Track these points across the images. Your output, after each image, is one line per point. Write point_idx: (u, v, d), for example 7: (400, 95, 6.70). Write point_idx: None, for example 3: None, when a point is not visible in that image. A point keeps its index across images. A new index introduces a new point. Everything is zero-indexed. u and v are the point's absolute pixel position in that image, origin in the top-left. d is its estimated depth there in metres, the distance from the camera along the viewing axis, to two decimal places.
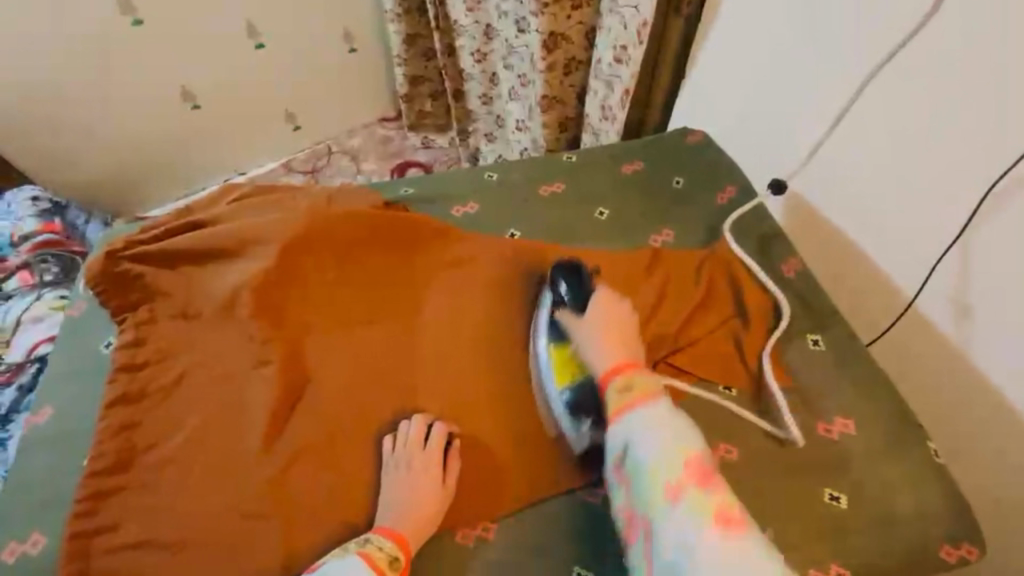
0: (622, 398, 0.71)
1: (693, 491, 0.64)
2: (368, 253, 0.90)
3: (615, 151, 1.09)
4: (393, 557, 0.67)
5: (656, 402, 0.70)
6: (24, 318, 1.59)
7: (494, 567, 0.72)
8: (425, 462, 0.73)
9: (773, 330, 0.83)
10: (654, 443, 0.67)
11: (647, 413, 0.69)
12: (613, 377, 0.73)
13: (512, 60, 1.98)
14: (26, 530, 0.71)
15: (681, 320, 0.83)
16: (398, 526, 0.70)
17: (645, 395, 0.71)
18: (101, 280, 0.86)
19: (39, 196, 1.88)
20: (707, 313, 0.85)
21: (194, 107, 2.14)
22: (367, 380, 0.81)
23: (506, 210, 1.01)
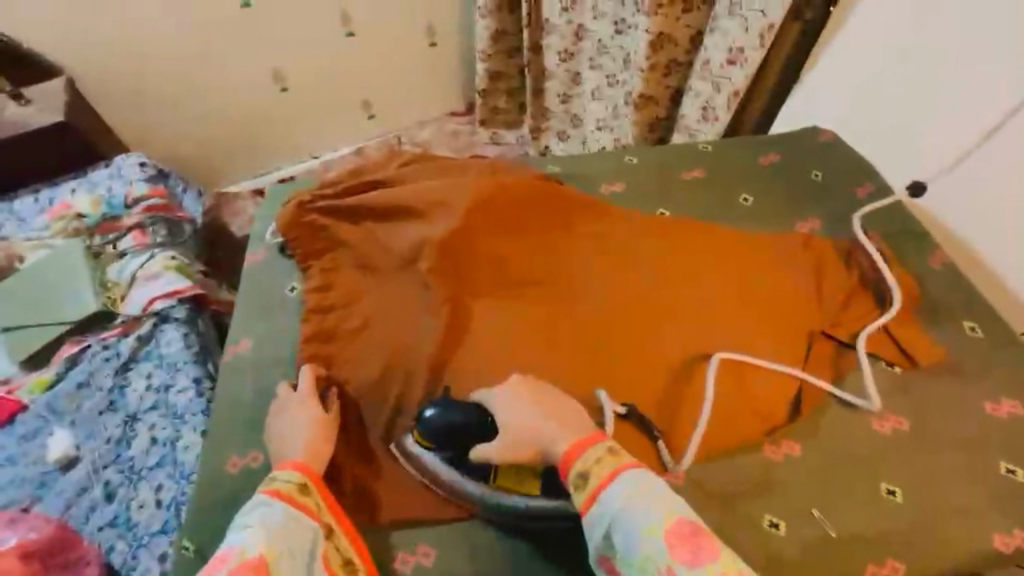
0: (584, 490, 0.64)
1: (686, 568, 0.56)
2: (544, 210, 0.97)
3: (751, 144, 1.15)
4: (299, 484, 0.70)
5: (616, 480, 0.63)
6: (140, 275, 1.66)
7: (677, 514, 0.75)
8: (301, 403, 0.78)
9: (855, 337, 0.85)
10: (633, 522, 0.59)
11: (617, 491, 0.62)
12: (569, 466, 0.66)
13: (602, 59, 2.05)
14: (243, 446, 0.79)
15: (785, 306, 0.88)
16: (298, 458, 0.73)
17: (604, 477, 0.63)
18: (291, 229, 0.94)
19: (146, 162, 1.96)
20: (815, 314, 0.87)
21: (283, 89, 2.33)
22: (533, 340, 0.85)
23: (652, 191, 1.07)
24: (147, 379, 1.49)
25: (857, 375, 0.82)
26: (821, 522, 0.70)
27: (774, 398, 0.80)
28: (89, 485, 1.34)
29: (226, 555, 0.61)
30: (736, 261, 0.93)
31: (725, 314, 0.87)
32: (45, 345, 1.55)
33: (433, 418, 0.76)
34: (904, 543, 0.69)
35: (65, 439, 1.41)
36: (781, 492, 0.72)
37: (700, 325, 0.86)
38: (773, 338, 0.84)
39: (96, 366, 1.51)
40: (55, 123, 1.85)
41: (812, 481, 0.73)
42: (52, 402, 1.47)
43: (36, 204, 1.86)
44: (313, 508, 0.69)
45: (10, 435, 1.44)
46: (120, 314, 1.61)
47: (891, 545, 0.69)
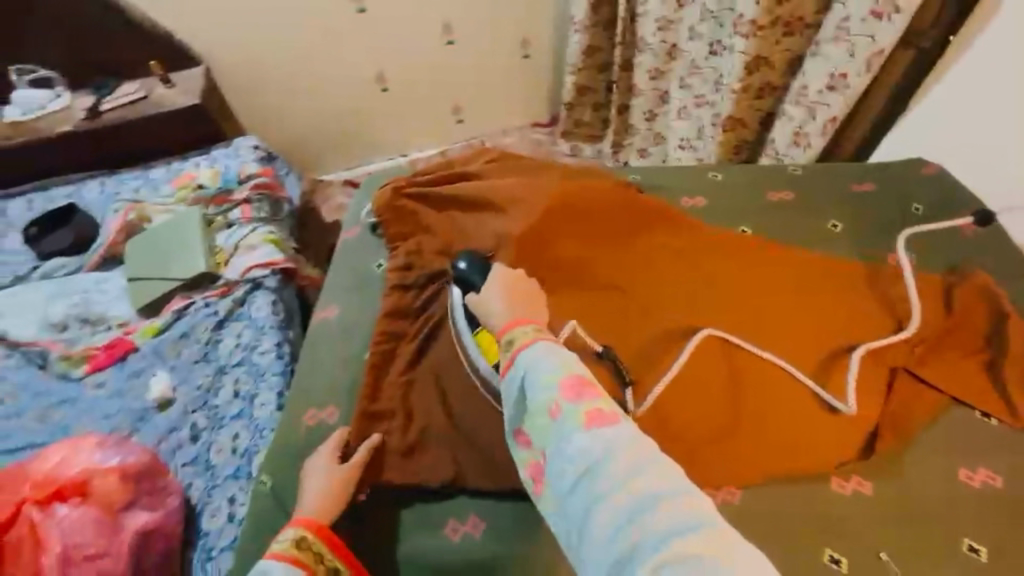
0: (508, 351, 0.66)
1: (568, 403, 0.59)
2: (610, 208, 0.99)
3: (846, 170, 1.10)
4: (298, 537, 0.68)
5: (533, 340, 0.65)
6: (241, 244, 1.84)
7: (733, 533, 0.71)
8: (323, 452, 0.78)
9: (853, 347, 0.81)
10: (536, 370, 0.62)
11: (531, 349, 0.64)
12: (503, 332, 0.69)
13: (694, 79, 2.03)
14: (321, 400, 0.86)
15: (794, 308, 0.86)
16: (306, 510, 0.71)
17: (526, 339, 0.65)
18: (385, 211, 1.02)
19: (258, 145, 2.19)
20: (822, 322, 0.85)
21: (384, 90, 2.50)
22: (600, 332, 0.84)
23: (734, 208, 1.06)
24: (237, 337, 1.64)
25: (843, 381, 0.78)
26: (889, 566, 0.66)
27: (766, 394, 0.77)
28: (179, 425, 1.49)
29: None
30: (816, 284, 0.90)
31: (728, 308, 0.87)
32: (160, 297, 1.75)
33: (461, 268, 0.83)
34: None
35: (165, 381, 1.58)
36: (845, 527, 0.68)
37: (698, 314, 0.86)
38: (772, 337, 0.83)
39: (196, 320, 1.69)
40: (192, 105, 2.11)
41: (884, 523, 0.69)
42: (158, 346, 1.66)
43: (166, 174, 2.12)
44: (309, 564, 0.66)
45: (121, 371, 1.64)
46: (223, 276, 1.79)
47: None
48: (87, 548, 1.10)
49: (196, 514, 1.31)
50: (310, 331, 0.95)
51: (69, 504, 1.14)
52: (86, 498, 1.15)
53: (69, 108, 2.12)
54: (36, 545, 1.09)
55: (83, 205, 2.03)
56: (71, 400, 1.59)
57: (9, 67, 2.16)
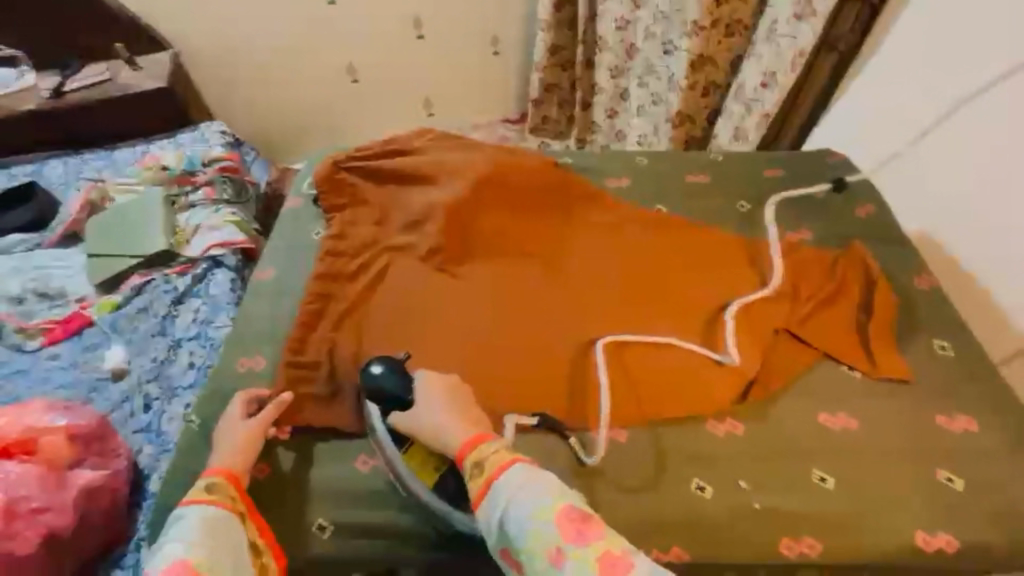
0: (481, 479, 0.71)
1: (570, 546, 0.65)
2: (526, 196, 1.06)
3: (762, 157, 1.20)
4: (207, 484, 0.74)
5: (511, 470, 0.70)
6: (203, 225, 1.88)
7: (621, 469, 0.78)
8: (232, 410, 0.83)
9: (729, 305, 0.93)
10: (528, 509, 0.67)
11: (509, 480, 0.69)
12: (466, 456, 0.73)
13: (649, 78, 2.13)
14: (252, 352, 0.92)
15: (686, 287, 0.96)
16: (216, 463, 0.77)
17: (500, 465, 0.71)
18: (323, 183, 1.07)
19: (225, 131, 2.24)
20: (707, 291, 0.96)
21: (354, 80, 2.55)
22: (515, 308, 0.94)
23: (655, 188, 1.14)
24: (194, 313, 1.68)
25: (721, 336, 0.89)
26: (749, 494, 0.74)
27: (653, 364, 0.86)
28: (132, 395, 1.53)
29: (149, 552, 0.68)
30: (712, 263, 1.00)
31: (635, 306, 0.94)
32: (118, 272, 1.78)
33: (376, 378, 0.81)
34: (829, 525, 0.72)
35: (121, 353, 1.62)
36: (715, 460, 0.77)
37: (607, 319, 0.93)
38: (664, 316, 0.93)
39: (154, 297, 1.73)
40: (159, 88, 2.15)
41: (750, 459, 0.77)
42: (115, 321, 1.69)
43: (131, 155, 2.14)
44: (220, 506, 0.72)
45: (78, 344, 1.67)
46: (182, 255, 1.82)
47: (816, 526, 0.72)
48: (33, 502, 1.12)
49: (144, 477, 1.35)
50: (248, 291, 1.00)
51: (15, 461, 1.17)
52: (33, 455, 1.19)
53: (33, 87, 2.14)
54: None
55: (45, 184, 2.05)
56: (25, 371, 1.61)
57: None
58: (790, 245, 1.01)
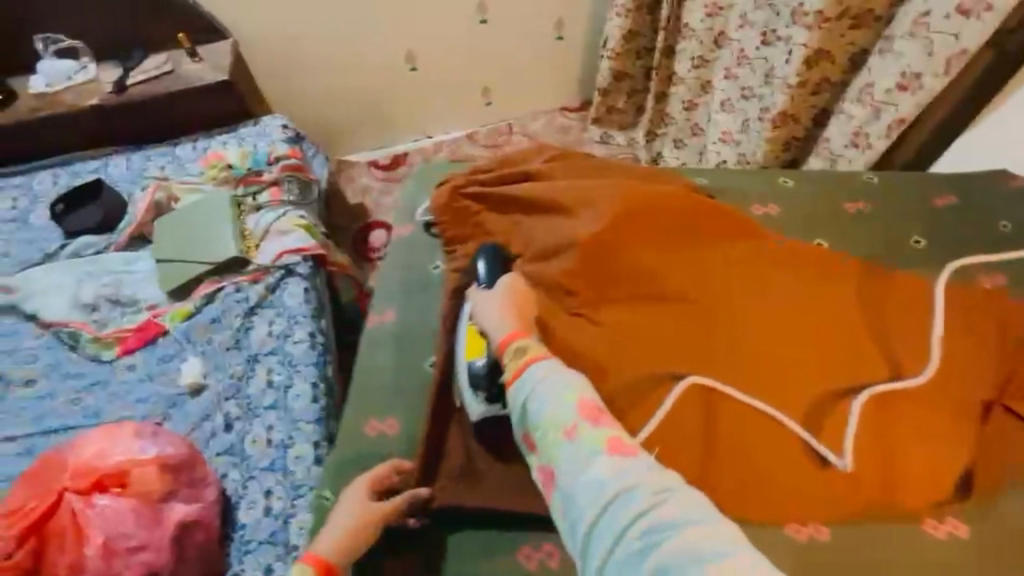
0: (517, 362, 0.75)
1: (586, 426, 0.68)
2: (681, 220, 0.97)
3: (924, 182, 1.08)
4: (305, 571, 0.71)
5: (547, 360, 0.74)
6: (272, 229, 1.80)
7: (837, 570, 0.73)
8: (364, 485, 0.81)
9: (861, 389, 0.82)
10: (551, 390, 0.71)
11: (542, 366, 0.73)
12: (510, 342, 0.77)
13: (740, 69, 1.91)
14: (385, 413, 0.91)
15: (816, 357, 0.85)
16: (324, 544, 0.74)
17: (537, 355, 0.75)
18: (446, 211, 1.04)
19: (287, 125, 2.13)
20: (846, 365, 0.84)
21: (412, 69, 2.42)
22: (619, 335, 0.87)
23: (809, 218, 1.03)
24: (269, 325, 1.61)
25: (839, 432, 0.79)
26: None
27: (750, 421, 0.80)
28: (212, 413, 1.48)
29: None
30: (868, 313, 0.90)
31: (756, 363, 0.84)
32: (189, 281, 1.72)
33: (478, 268, 0.95)
34: None
35: (197, 366, 1.57)
36: (937, 570, 0.73)
37: (718, 365, 0.84)
38: (778, 390, 0.82)
39: (227, 307, 1.66)
40: (222, 81, 2.06)
41: (982, 569, 0.72)
42: (189, 331, 1.64)
43: (194, 151, 2.07)
44: None
45: (152, 355, 1.62)
46: (253, 262, 1.74)
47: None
48: (131, 540, 1.10)
49: (232, 505, 1.31)
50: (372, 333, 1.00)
51: (109, 494, 1.13)
52: (126, 488, 1.14)
53: (95, 80, 2.06)
54: (79, 535, 1.09)
55: (109, 182, 1.99)
56: (103, 383, 1.58)
57: (32, 35, 2.09)
58: (986, 296, 0.90)
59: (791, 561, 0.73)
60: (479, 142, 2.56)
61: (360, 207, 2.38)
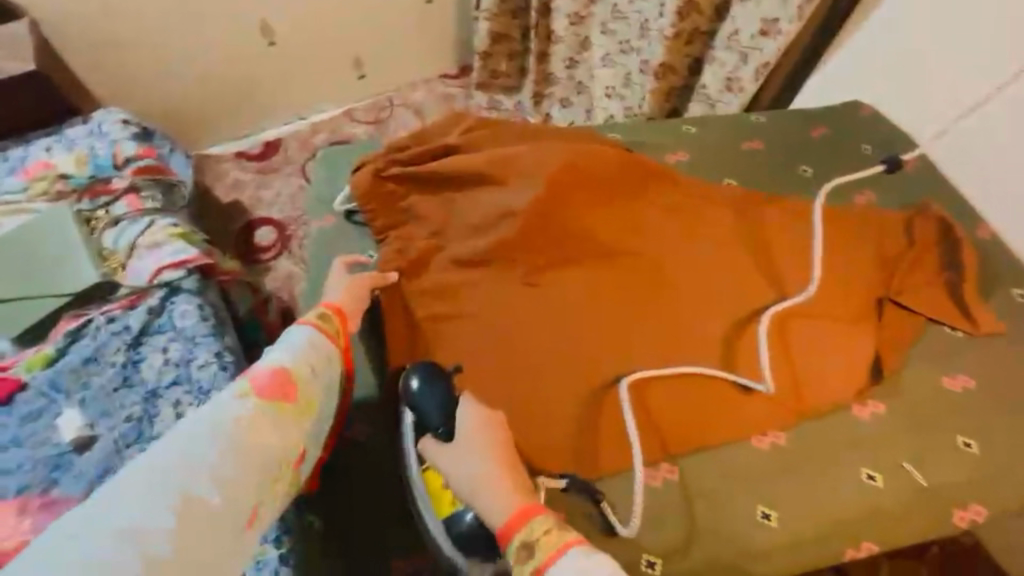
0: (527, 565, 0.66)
1: None
2: (618, 189, 1.03)
3: (801, 118, 1.22)
4: (321, 314, 0.89)
5: (571, 560, 0.64)
6: (140, 244, 1.54)
7: (793, 468, 0.84)
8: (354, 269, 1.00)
9: (765, 312, 0.95)
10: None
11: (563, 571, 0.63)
12: (511, 535, 0.68)
13: (617, 25, 1.98)
14: (353, 421, 1.03)
15: (726, 293, 0.97)
16: (332, 298, 0.93)
17: (556, 547, 0.65)
18: (371, 199, 1.06)
19: (129, 119, 1.79)
20: (745, 288, 0.98)
21: (271, 43, 2.15)
22: (562, 328, 0.93)
23: (716, 161, 1.14)
24: (164, 353, 1.40)
25: (753, 356, 0.91)
26: (911, 471, 0.84)
27: (687, 395, 0.88)
28: (114, 466, 1.26)
29: (220, 406, 0.72)
30: (762, 235, 1.03)
31: (670, 313, 0.95)
32: (43, 321, 1.43)
33: (417, 395, 0.81)
34: (980, 485, 0.83)
35: (77, 419, 1.32)
36: (870, 445, 0.85)
37: (646, 336, 0.93)
38: (697, 332, 0.94)
39: (102, 342, 1.41)
40: (29, 73, 1.67)
41: (902, 439, 0.86)
42: (55, 378, 1.37)
43: (6, 163, 1.67)
44: (328, 332, 0.88)
45: (11, 417, 1.33)
46: (125, 285, 1.49)
47: (962, 494, 0.83)
48: None
49: None
50: None
51: None
52: None
53: None
54: None
55: None
56: None
57: None
58: (866, 212, 1.05)
59: (755, 468, 0.84)
60: (360, 119, 2.36)
61: (236, 204, 2.13)
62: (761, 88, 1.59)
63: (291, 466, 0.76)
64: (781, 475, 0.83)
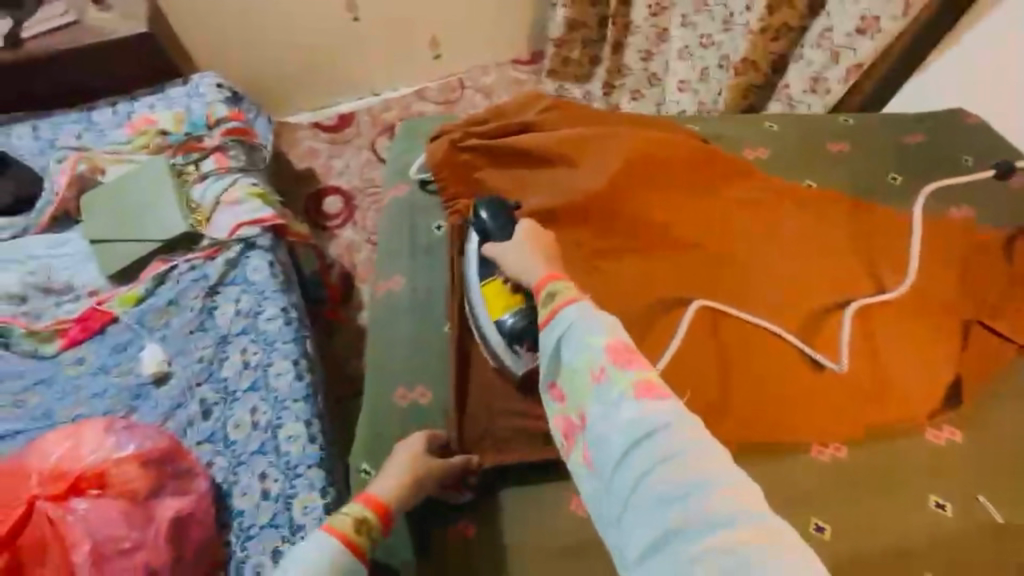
0: (549, 306, 0.74)
1: (615, 371, 0.65)
2: (691, 175, 1.02)
3: (896, 123, 1.15)
4: (357, 522, 0.79)
5: (580, 302, 0.72)
6: (224, 199, 1.64)
7: (852, 484, 0.80)
8: (411, 454, 0.88)
9: (848, 304, 0.92)
10: (584, 333, 0.68)
11: (571, 309, 0.71)
12: (543, 287, 0.77)
13: (701, 16, 1.91)
14: (411, 384, 0.99)
15: (803, 277, 0.94)
16: (375, 494, 0.83)
17: (570, 295, 0.74)
18: (446, 167, 1.06)
19: (222, 83, 1.91)
20: (828, 277, 0.94)
21: (355, 19, 2.23)
22: (628, 273, 0.93)
23: (798, 160, 1.09)
24: (236, 304, 1.50)
25: (835, 340, 0.89)
26: (985, 505, 0.79)
27: (754, 352, 0.87)
28: (184, 402, 1.37)
29: None
30: (844, 229, 1.00)
31: (742, 281, 0.94)
32: (135, 263, 1.56)
33: (483, 217, 0.96)
34: None
35: (157, 354, 1.44)
36: (942, 473, 0.81)
37: (716, 294, 0.92)
38: (770, 309, 0.91)
39: (183, 287, 1.53)
40: (139, 34, 1.81)
41: (980, 474, 0.81)
42: (142, 315, 1.50)
43: (113, 116, 1.83)
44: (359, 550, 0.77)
45: (103, 344, 1.47)
46: (205, 236, 1.60)
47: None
48: (120, 542, 1.02)
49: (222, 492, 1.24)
50: (382, 300, 1.09)
51: (88, 497, 1.05)
52: (106, 489, 1.07)
53: None
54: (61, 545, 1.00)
55: (14, 155, 1.74)
56: (49, 379, 1.42)
57: None
58: (961, 227, 0.99)
59: (814, 477, 0.81)
60: (431, 99, 2.40)
61: (309, 171, 2.23)
62: (852, 89, 1.50)
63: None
64: (839, 491, 0.80)
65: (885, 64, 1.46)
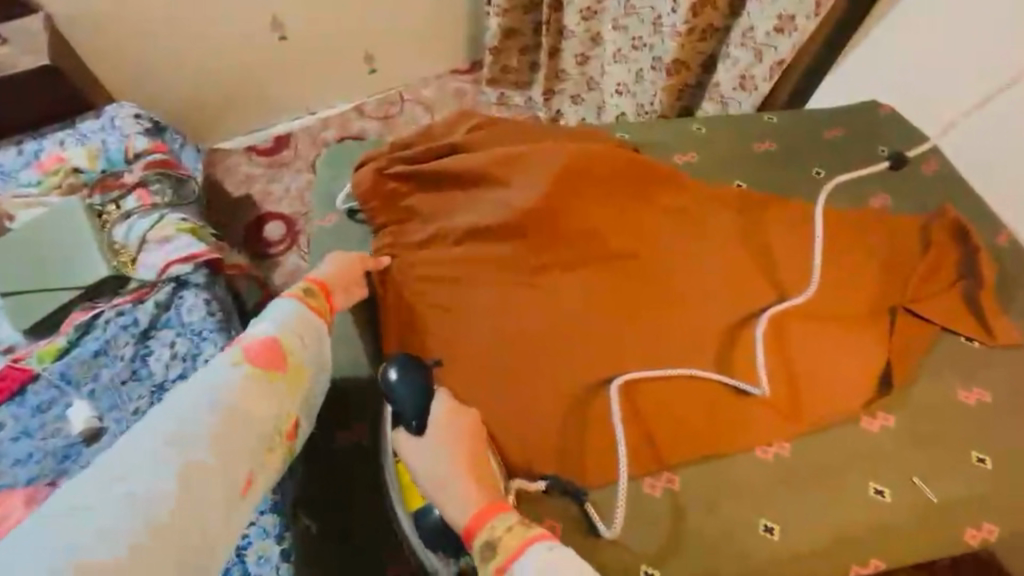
0: (493, 559, 0.68)
1: None
2: (616, 184, 1.02)
3: (818, 116, 1.19)
4: (308, 288, 0.93)
5: (531, 546, 0.68)
6: (150, 238, 1.55)
7: (795, 481, 0.84)
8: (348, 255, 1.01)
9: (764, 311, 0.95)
10: None
11: (522, 562, 0.67)
12: (476, 534, 0.70)
13: (628, 20, 1.94)
14: (350, 425, 1.02)
15: (720, 284, 0.98)
16: (322, 272, 0.96)
17: (513, 546, 0.68)
18: (373, 196, 1.07)
19: (141, 113, 1.80)
20: (754, 285, 0.98)
21: (282, 38, 2.14)
22: (564, 310, 0.95)
23: (727, 163, 1.12)
24: (171, 348, 1.41)
25: (753, 368, 0.90)
26: (922, 487, 0.83)
27: (680, 400, 0.88)
28: None
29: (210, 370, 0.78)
30: (772, 230, 1.03)
31: (667, 307, 0.96)
32: (56, 313, 1.45)
33: (392, 383, 0.79)
34: (994, 504, 0.83)
35: (86, 410, 1.33)
36: (881, 462, 0.85)
37: (645, 330, 0.94)
38: (696, 337, 0.93)
39: (111, 335, 1.42)
40: (42, 68, 1.69)
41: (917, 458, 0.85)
42: (65, 370, 1.39)
43: (21, 157, 1.70)
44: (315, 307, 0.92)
45: (23, 406, 1.35)
46: (134, 278, 1.50)
47: (968, 513, 0.82)
48: None
49: None
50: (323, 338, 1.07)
51: None
52: None
53: None
54: None
55: None
56: None
57: None
58: (879, 216, 1.04)
59: (758, 478, 0.84)
60: (370, 115, 2.36)
61: (246, 198, 2.14)
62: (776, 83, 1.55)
63: (283, 436, 0.80)
64: (784, 490, 0.83)
65: (804, 58, 1.52)
